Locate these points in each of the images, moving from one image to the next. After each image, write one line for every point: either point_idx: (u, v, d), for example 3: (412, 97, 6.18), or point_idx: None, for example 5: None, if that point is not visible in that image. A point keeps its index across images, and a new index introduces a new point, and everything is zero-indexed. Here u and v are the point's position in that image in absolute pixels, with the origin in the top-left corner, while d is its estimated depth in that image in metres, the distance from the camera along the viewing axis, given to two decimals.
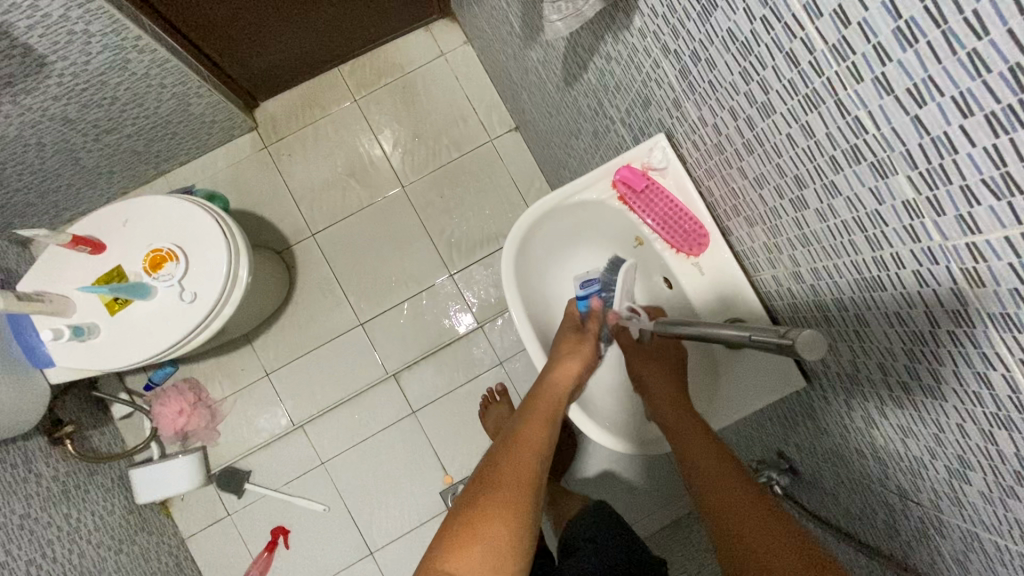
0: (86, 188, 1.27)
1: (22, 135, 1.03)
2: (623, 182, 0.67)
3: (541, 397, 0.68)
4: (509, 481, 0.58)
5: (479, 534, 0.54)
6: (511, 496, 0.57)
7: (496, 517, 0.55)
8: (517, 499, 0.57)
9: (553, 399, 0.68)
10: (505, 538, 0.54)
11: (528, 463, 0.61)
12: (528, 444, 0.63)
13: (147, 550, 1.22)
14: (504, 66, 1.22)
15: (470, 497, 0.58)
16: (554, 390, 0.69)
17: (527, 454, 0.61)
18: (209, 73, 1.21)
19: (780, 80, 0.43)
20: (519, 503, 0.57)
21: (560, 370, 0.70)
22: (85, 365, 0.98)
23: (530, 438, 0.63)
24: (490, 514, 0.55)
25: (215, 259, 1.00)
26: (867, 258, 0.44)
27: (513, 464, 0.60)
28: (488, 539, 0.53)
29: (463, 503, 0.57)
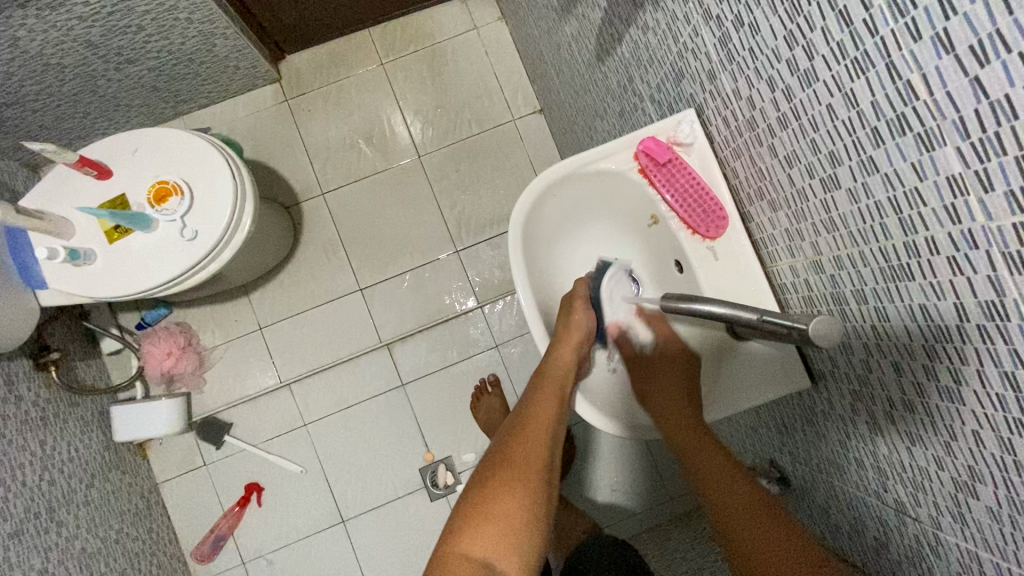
0: (101, 118, 1.26)
1: (43, 53, 1.02)
2: (646, 153, 0.64)
3: (547, 373, 0.68)
4: (519, 461, 0.60)
5: (489, 513, 0.56)
6: (520, 475, 0.59)
7: (505, 495, 0.57)
8: (527, 476, 0.59)
9: (560, 374, 0.67)
10: (515, 517, 0.56)
11: (537, 441, 0.62)
12: (537, 422, 0.64)
13: (119, 489, 1.21)
14: (535, 43, 1.20)
15: (481, 476, 0.60)
16: (559, 364, 0.68)
17: (537, 431, 0.63)
18: (238, 16, 1.20)
19: (828, 43, 0.40)
20: (528, 480, 0.58)
21: (564, 344, 0.69)
22: (78, 291, 0.96)
23: (540, 416, 0.65)
24: (499, 493, 0.57)
25: (221, 200, 0.98)
26: (898, 243, 0.41)
27: (522, 443, 0.62)
28: (499, 517, 0.56)
29: (475, 483, 0.60)
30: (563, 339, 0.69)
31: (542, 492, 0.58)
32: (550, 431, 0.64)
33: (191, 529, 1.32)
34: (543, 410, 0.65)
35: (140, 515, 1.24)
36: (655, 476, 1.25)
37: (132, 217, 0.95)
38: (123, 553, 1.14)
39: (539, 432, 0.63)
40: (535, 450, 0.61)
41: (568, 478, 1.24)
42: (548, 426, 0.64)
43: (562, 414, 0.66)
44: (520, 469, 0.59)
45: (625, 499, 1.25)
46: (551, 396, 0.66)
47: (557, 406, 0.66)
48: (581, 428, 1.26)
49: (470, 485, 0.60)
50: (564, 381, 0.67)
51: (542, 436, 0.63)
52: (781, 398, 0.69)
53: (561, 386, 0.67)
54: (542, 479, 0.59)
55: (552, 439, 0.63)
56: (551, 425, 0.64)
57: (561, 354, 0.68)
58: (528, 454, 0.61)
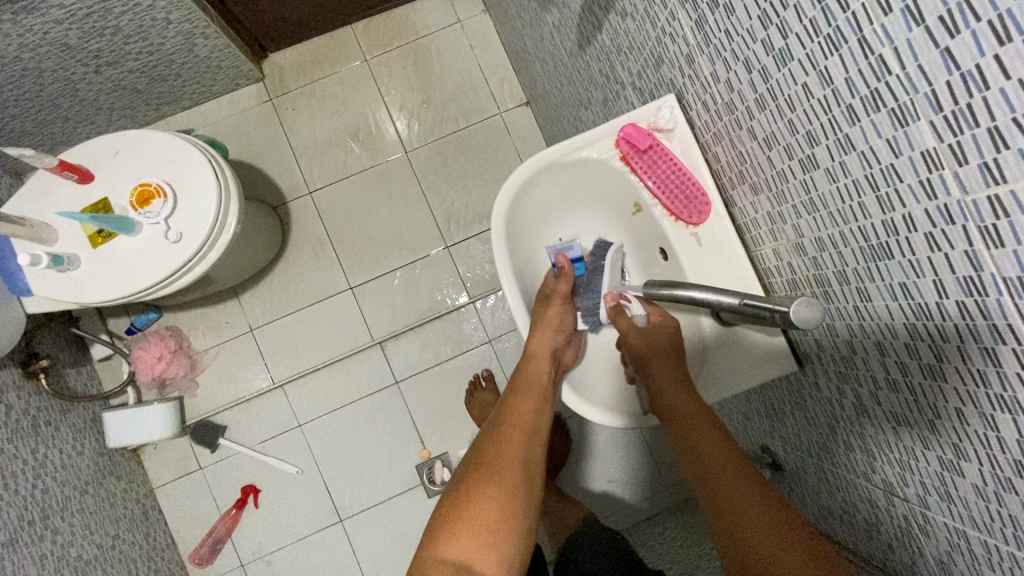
0: (83, 122, 1.25)
1: (20, 57, 1.01)
2: (627, 141, 0.64)
3: (524, 376, 0.69)
4: (496, 463, 0.60)
5: (466, 513, 0.55)
6: (496, 474, 0.58)
7: (481, 495, 0.57)
8: (503, 475, 0.58)
9: (535, 378, 0.68)
10: (492, 516, 0.55)
11: (514, 441, 0.62)
12: (513, 423, 0.64)
13: (114, 495, 1.21)
14: (519, 34, 1.19)
15: (459, 479, 0.60)
16: (535, 365, 0.69)
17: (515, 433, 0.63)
18: (218, 15, 1.19)
19: (801, 21, 0.39)
20: (505, 480, 0.58)
21: (538, 343, 0.70)
22: (62, 296, 0.95)
23: (516, 418, 0.65)
24: (476, 494, 0.57)
25: (205, 201, 0.97)
26: (877, 222, 0.41)
27: (500, 444, 0.62)
28: (476, 516, 0.55)
29: (454, 485, 0.60)
30: (538, 338, 0.70)
31: (519, 490, 0.58)
32: (526, 432, 0.64)
33: (188, 533, 1.32)
34: (520, 412, 0.65)
35: (137, 521, 1.23)
36: (651, 466, 1.25)
37: (114, 221, 0.94)
38: (121, 558, 1.14)
39: (515, 433, 0.63)
40: (512, 450, 0.61)
41: (565, 471, 1.24)
42: (524, 428, 0.64)
43: (539, 417, 0.66)
44: (496, 469, 0.59)
45: (622, 490, 1.25)
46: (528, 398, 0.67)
47: (533, 410, 0.66)
48: (577, 421, 1.26)
49: (448, 488, 0.60)
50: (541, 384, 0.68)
51: (519, 436, 0.63)
52: (769, 383, 0.69)
53: (537, 389, 0.68)
54: (519, 478, 0.59)
55: (529, 441, 0.63)
56: (527, 426, 0.64)
57: (536, 355, 0.69)
58: (504, 454, 0.61)
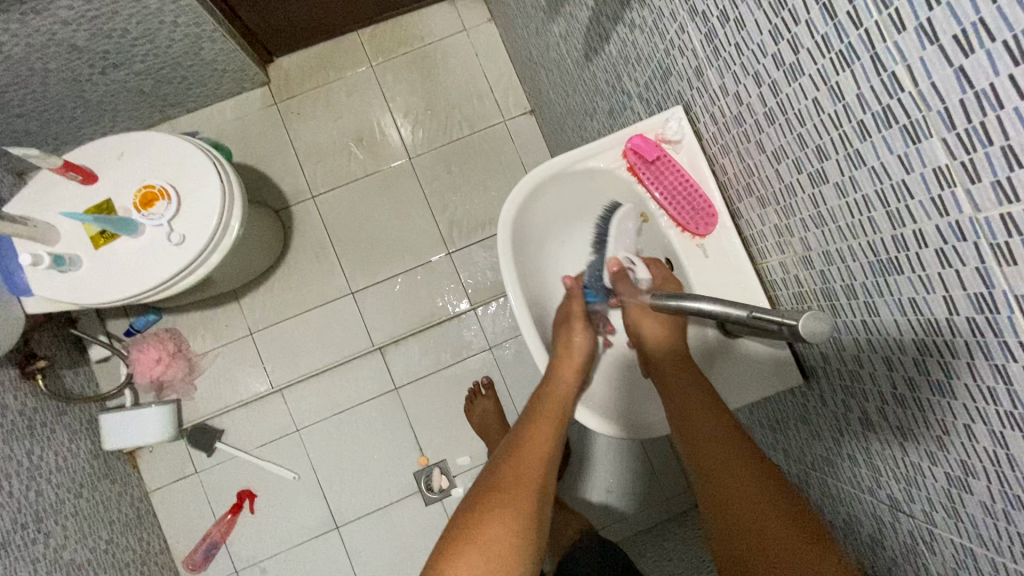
0: (87, 123, 1.25)
1: (27, 57, 1.01)
2: (634, 152, 0.64)
3: (547, 399, 0.67)
4: (513, 486, 0.58)
5: (479, 536, 0.54)
6: (513, 501, 0.57)
7: (496, 520, 0.55)
8: (519, 501, 0.57)
9: (558, 402, 0.67)
10: (506, 543, 0.54)
11: (530, 463, 0.61)
12: (533, 445, 0.63)
13: (109, 498, 1.20)
14: (525, 43, 1.20)
15: (472, 497, 0.59)
16: (560, 389, 0.67)
17: (532, 455, 0.62)
18: (226, 19, 1.20)
19: (813, 37, 0.40)
20: (521, 506, 0.57)
21: (564, 367, 0.68)
22: (62, 297, 0.95)
23: (536, 440, 0.63)
24: (490, 517, 0.56)
25: (208, 204, 0.97)
26: (887, 237, 0.41)
27: (518, 466, 0.61)
28: (489, 542, 0.54)
29: (468, 504, 0.59)
30: (564, 361, 0.69)
31: (532, 516, 0.57)
32: (546, 457, 0.62)
33: (182, 538, 1.30)
34: (540, 435, 0.64)
35: (131, 525, 1.22)
36: (650, 476, 1.25)
37: (118, 222, 0.94)
38: (114, 563, 1.12)
39: (533, 456, 0.62)
40: (530, 474, 0.60)
41: (564, 480, 1.24)
42: (544, 452, 0.62)
43: (558, 442, 0.64)
44: (512, 494, 0.58)
45: (621, 500, 1.24)
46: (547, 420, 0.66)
47: (553, 434, 0.64)
48: (576, 430, 1.25)
49: (461, 507, 0.59)
50: (563, 409, 0.67)
51: (537, 460, 0.61)
52: (773, 396, 0.69)
53: (559, 414, 0.66)
54: (534, 505, 0.58)
55: (548, 467, 0.62)
56: (547, 450, 0.63)
57: (561, 379, 0.68)
58: (522, 479, 0.59)
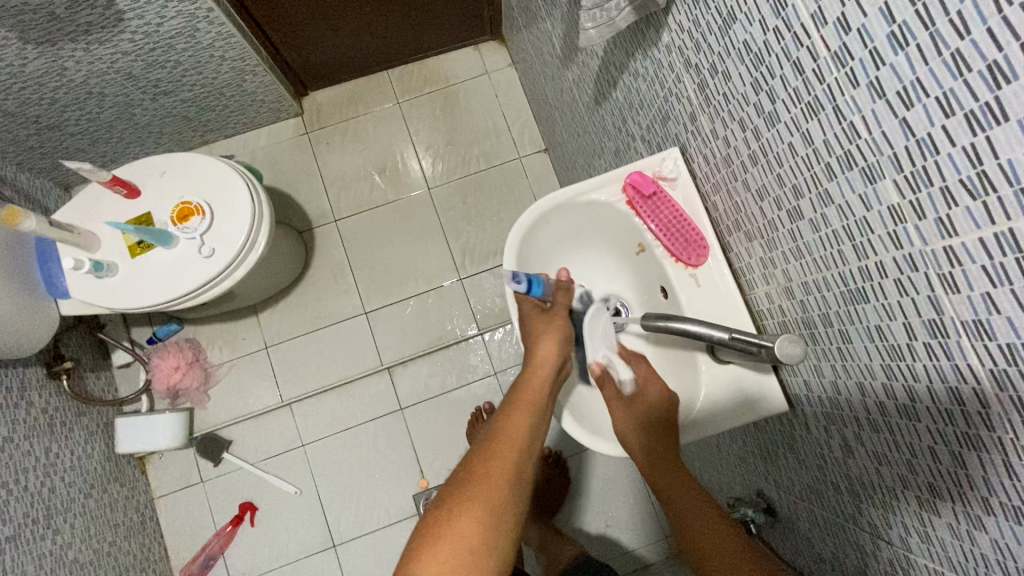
0: (133, 143, 1.35)
1: (88, 82, 1.12)
2: (632, 187, 0.68)
3: (524, 388, 0.67)
4: (484, 480, 0.57)
5: (448, 534, 0.53)
6: (482, 494, 0.56)
7: (465, 515, 0.54)
8: (489, 494, 0.56)
9: (534, 389, 0.66)
10: (475, 539, 0.53)
11: (505, 455, 0.60)
12: (508, 435, 0.62)
13: (116, 502, 1.23)
14: (542, 88, 1.28)
15: (445, 491, 0.58)
16: (535, 378, 0.67)
17: (507, 447, 0.61)
18: (268, 57, 1.31)
19: (787, 89, 0.45)
20: (492, 502, 0.56)
21: (539, 360, 0.68)
22: (96, 300, 1.01)
23: (512, 429, 0.62)
24: (458, 514, 0.55)
25: (239, 220, 1.05)
26: (854, 268, 0.45)
27: (490, 458, 0.59)
28: (456, 539, 0.53)
29: (438, 501, 0.57)
30: (542, 347, 0.69)
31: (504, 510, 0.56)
32: (520, 446, 0.61)
33: (182, 547, 1.32)
34: (513, 426, 0.63)
35: (134, 530, 1.24)
36: (649, 512, 1.24)
37: (153, 233, 1.00)
38: (114, 566, 1.14)
39: (509, 446, 0.61)
40: (503, 465, 0.59)
41: (561, 510, 1.24)
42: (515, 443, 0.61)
43: (534, 430, 0.64)
44: (484, 487, 0.57)
45: (618, 534, 1.23)
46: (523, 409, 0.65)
47: (527, 425, 0.63)
48: (576, 459, 1.26)
49: (432, 505, 0.57)
50: (538, 399, 0.66)
51: (512, 451, 0.60)
52: (764, 425, 0.71)
53: (534, 400, 0.66)
54: (507, 497, 0.57)
55: (522, 458, 0.61)
56: (520, 442, 0.62)
57: (539, 367, 0.68)
58: (492, 472, 0.58)
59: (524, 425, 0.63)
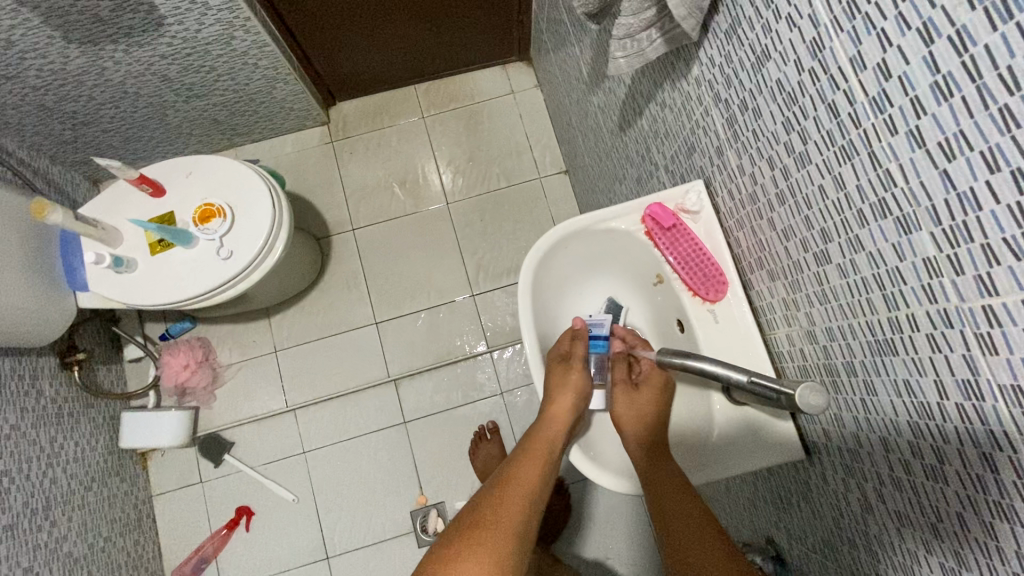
0: (163, 143, 1.38)
1: (125, 82, 1.15)
2: (652, 218, 0.67)
3: (538, 438, 0.67)
4: (494, 526, 0.57)
5: None
6: (491, 542, 0.56)
7: (473, 558, 0.54)
8: (499, 543, 0.56)
9: (548, 438, 0.67)
10: None
11: (515, 503, 0.60)
12: (520, 484, 0.62)
13: (115, 497, 1.23)
14: (566, 111, 1.29)
15: (451, 534, 0.57)
16: (551, 429, 0.67)
17: (517, 497, 0.60)
18: (300, 65, 1.34)
19: (819, 131, 0.44)
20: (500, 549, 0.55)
21: (558, 405, 0.68)
22: (112, 295, 1.02)
23: (524, 478, 0.63)
24: (466, 559, 0.54)
25: (258, 224, 1.05)
26: (883, 318, 0.43)
27: (501, 506, 0.59)
28: None
29: (444, 543, 0.57)
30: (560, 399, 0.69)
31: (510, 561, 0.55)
32: (530, 498, 0.61)
33: (176, 547, 1.31)
34: (525, 475, 0.63)
35: (130, 526, 1.24)
36: (651, 548, 1.20)
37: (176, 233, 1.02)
38: (107, 562, 1.14)
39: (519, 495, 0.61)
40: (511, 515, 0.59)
41: (561, 539, 1.21)
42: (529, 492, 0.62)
43: (545, 481, 0.64)
44: (493, 533, 0.56)
45: (618, 569, 1.19)
46: (534, 461, 0.65)
47: (539, 476, 0.64)
48: (578, 487, 1.24)
49: (436, 547, 0.57)
50: (551, 451, 0.66)
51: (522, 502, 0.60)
52: (778, 470, 0.68)
53: (547, 452, 0.66)
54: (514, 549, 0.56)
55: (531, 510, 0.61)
56: (530, 491, 0.62)
57: (554, 419, 0.68)
58: (500, 521, 0.58)
59: (534, 476, 0.63)
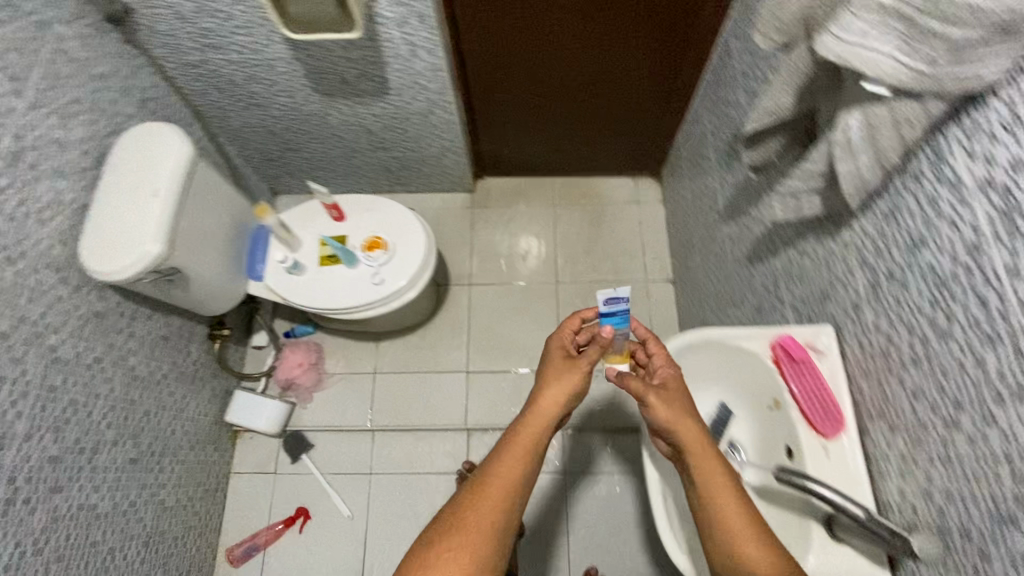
0: (340, 178, 1.65)
1: (338, 127, 1.42)
2: (782, 349, 0.74)
3: (526, 426, 0.77)
4: (478, 505, 0.69)
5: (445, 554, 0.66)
6: (477, 520, 0.68)
7: (462, 531, 0.67)
8: (482, 525, 0.68)
9: (543, 427, 0.76)
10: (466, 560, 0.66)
11: (499, 488, 0.71)
12: (504, 473, 0.72)
13: (205, 463, 1.36)
14: (690, 231, 1.42)
15: (449, 509, 0.71)
16: (537, 418, 0.76)
17: (504, 482, 0.71)
18: (472, 142, 1.58)
19: (967, 316, 0.52)
20: (485, 526, 0.68)
21: (551, 395, 0.78)
22: (279, 289, 1.22)
23: (510, 468, 0.72)
24: (455, 539, 0.67)
25: (410, 263, 1.23)
26: (1009, 493, 0.48)
27: (489, 490, 0.70)
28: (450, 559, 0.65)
29: (442, 517, 0.70)
30: (549, 391, 0.79)
31: (489, 537, 0.68)
32: (513, 486, 0.71)
33: (234, 528, 1.41)
34: (512, 466, 0.72)
35: (207, 494, 1.35)
36: None
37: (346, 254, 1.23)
38: (180, 520, 1.25)
39: (506, 483, 0.71)
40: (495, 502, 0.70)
41: None
42: (510, 480, 0.71)
43: (531, 469, 0.73)
44: (480, 511, 0.69)
45: None
46: (519, 454, 0.74)
47: (525, 469, 0.73)
48: None
49: (436, 521, 0.70)
50: (540, 441, 0.75)
51: (506, 488, 0.71)
52: None
53: (537, 440, 0.75)
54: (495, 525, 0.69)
55: (516, 495, 0.71)
56: (513, 482, 0.71)
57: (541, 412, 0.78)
58: (485, 502, 0.70)
59: (521, 462, 0.73)
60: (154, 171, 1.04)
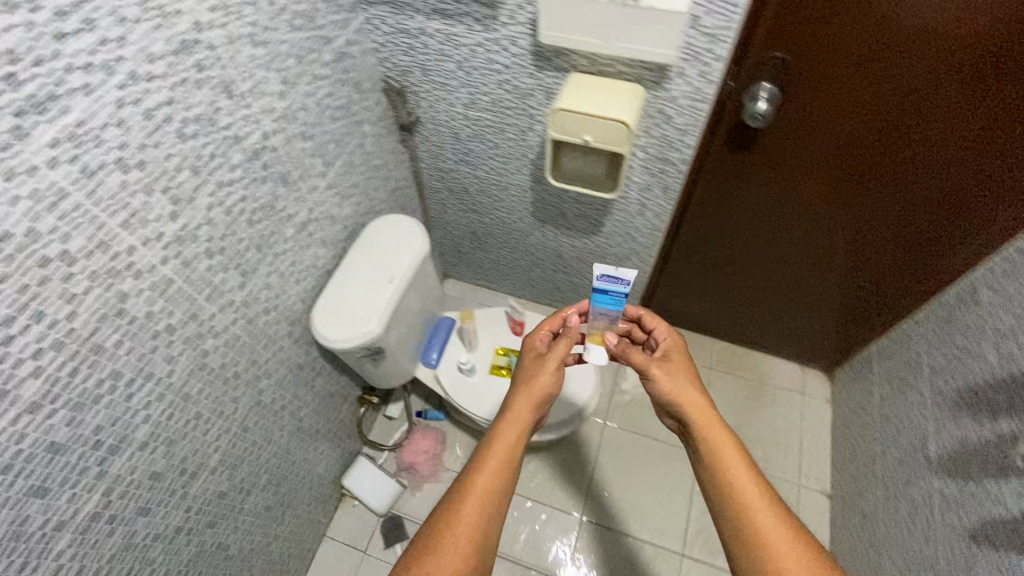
0: (512, 283, 1.73)
1: (535, 245, 1.51)
2: None
3: (525, 400, 0.87)
4: (479, 483, 0.75)
5: (444, 538, 0.70)
6: (478, 499, 0.74)
7: (462, 505, 0.73)
8: (473, 503, 0.73)
9: (536, 396, 0.87)
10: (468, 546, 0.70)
11: (497, 456, 0.78)
12: (503, 441, 0.80)
13: (312, 520, 1.37)
14: (874, 456, 1.29)
15: (450, 498, 0.75)
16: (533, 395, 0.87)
17: (505, 461, 0.78)
18: (649, 290, 1.59)
19: None
20: (481, 508, 0.73)
21: (528, 389, 0.88)
22: (450, 386, 1.31)
23: (506, 442, 0.80)
24: (448, 526, 0.71)
25: (575, 402, 1.28)
26: None
27: (489, 467, 0.77)
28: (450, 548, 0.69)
29: (445, 504, 0.74)
30: (541, 378, 0.89)
31: (483, 520, 0.72)
32: (511, 453, 0.79)
33: None
34: (507, 441, 0.80)
35: (301, 552, 1.36)
36: None
37: None
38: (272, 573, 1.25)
39: (500, 455, 0.78)
40: (488, 478, 0.76)
41: None
42: (507, 453, 0.79)
43: (520, 436, 0.82)
44: (479, 491, 0.74)
45: None
46: (513, 424, 0.83)
47: (516, 437, 0.81)
48: None
49: (440, 506, 0.75)
50: (533, 413, 0.86)
51: (497, 456, 0.78)
52: None
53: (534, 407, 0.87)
54: (486, 508, 0.73)
55: (512, 460, 0.79)
56: (508, 456, 0.79)
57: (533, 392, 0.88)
58: (485, 488, 0.75)
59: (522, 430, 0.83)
60: (388, 262, 1.14)
